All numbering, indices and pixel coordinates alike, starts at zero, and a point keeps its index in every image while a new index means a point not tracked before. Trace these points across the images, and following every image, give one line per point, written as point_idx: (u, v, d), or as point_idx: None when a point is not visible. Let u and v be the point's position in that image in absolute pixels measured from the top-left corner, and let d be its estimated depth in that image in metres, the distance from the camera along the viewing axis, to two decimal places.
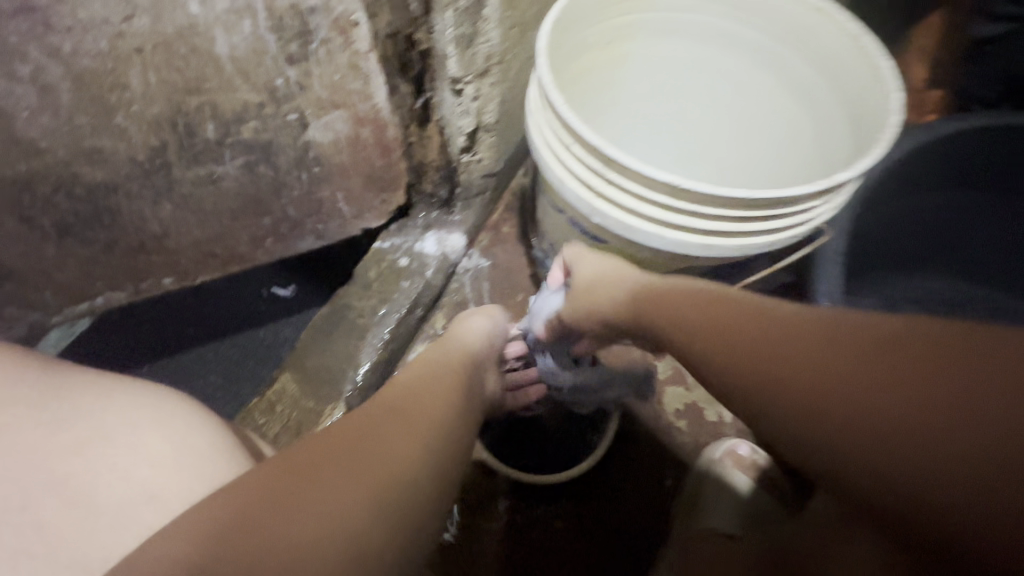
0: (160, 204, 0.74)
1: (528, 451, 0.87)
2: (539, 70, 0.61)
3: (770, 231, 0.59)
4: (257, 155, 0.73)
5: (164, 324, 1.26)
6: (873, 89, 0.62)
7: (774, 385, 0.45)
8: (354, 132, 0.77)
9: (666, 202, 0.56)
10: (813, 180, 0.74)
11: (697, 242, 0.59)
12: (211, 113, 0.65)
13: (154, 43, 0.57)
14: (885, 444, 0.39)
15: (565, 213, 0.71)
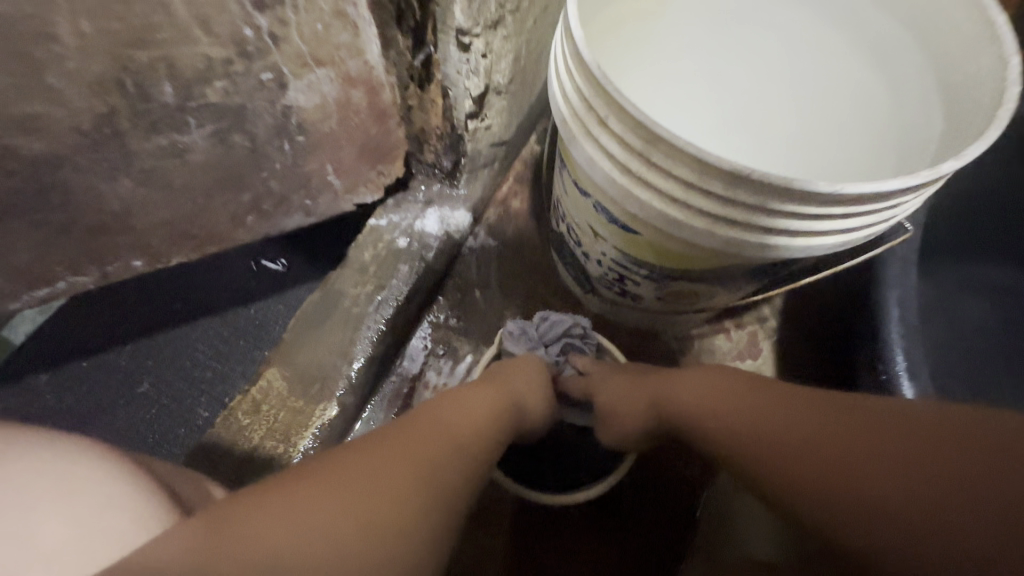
0: (117, 179, 0.63)
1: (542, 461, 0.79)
2: (568, 16, 0.49)
3: (845, 230, 0.48)
4: (229, 122, 0.62)
5: (145, 305, 1.15)
6: (978, 45, 0.50)
7: (743, 448, 0.52)
8: (344, 95, 0.66)
9: (722, 196, 0.45)
10: (881, 160, 0.62)
11: (754, 242, 0.48)
12: (167, 72, 0.54)
13: None
14: (807, 486, 0.47)
15: (590, 195, 0.59)
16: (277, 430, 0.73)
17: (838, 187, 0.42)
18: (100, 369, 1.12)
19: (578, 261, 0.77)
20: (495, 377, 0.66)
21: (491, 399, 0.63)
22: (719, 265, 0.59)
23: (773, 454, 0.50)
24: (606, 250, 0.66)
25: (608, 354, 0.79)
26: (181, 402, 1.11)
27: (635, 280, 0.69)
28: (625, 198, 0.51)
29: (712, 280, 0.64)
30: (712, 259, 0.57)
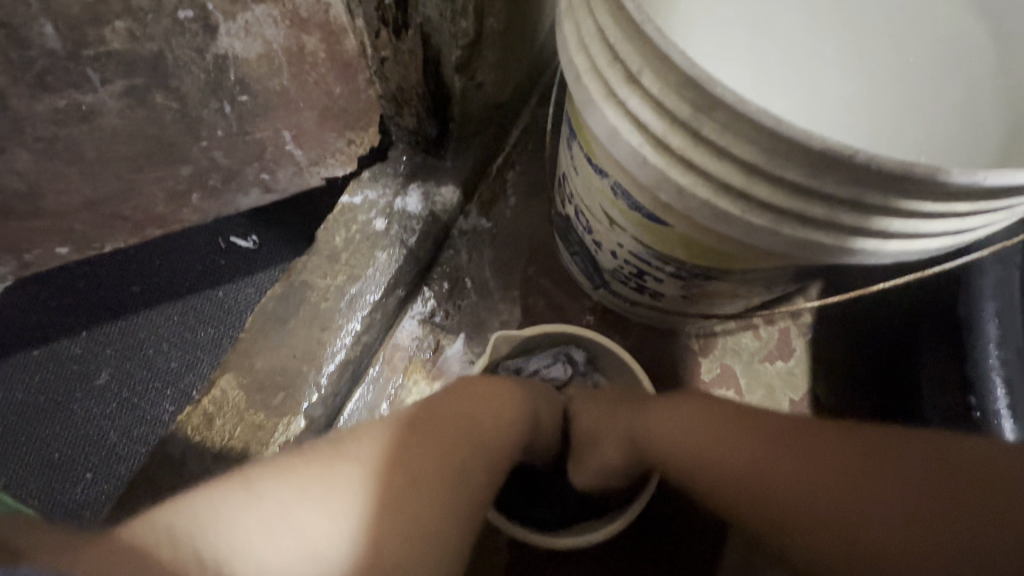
0: (9, 151, 0.50)
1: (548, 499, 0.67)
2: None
3: (959, 231, 0.35)
4: (145, 78, 0.48)
5: (101, 285, 1.04)
6: None
7: (729, 483, 0.44)
8: (294, 43, 0.52)
9: (799, 185, 0.32)
10: (987, 129, 0.51)
11: (833, 245, 0.36)
12: (44, 8, 0.40)
13: None
14: (805, 534, 0.39)
15: (609, 174, 0.46)
16: (235, 449, 0.63)
17: (977, 178, 0.29)
18: (54, 359, 1.01)
19: (588, 251, 0.64)
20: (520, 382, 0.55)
21: (516, 385, 0.52)
22: (770, 266, 0.47)
23: (764, 496, 0.41)
24: (623, 241, 0.54)
25: (617, 359, 0.67)
26: (143, 399, 1.00)
27: (654, 276, 0.57)
28: (661, 185, 0.38)
29: (755, 279, 0.52)
30: (762, 260, 0.45)
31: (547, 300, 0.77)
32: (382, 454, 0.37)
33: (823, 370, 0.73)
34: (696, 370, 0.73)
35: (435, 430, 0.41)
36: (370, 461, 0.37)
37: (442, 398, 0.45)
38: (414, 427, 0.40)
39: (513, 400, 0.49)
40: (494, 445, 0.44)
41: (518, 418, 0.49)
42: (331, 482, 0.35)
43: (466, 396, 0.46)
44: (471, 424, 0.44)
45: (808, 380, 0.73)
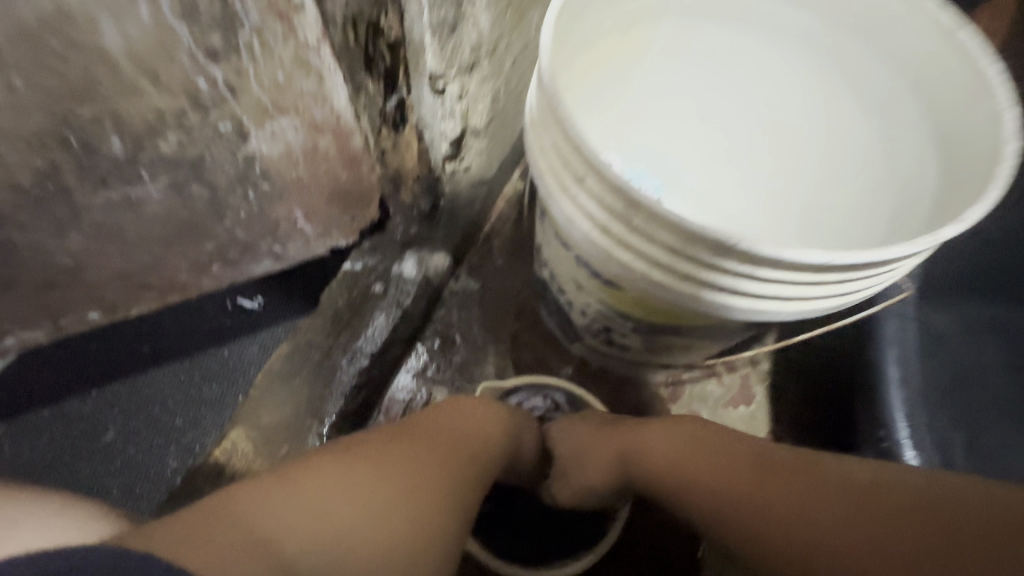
0: (64, 234, 0.58)
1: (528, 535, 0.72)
2: (541, 63, 0.45)
3: (842, 294, 0.44)
4: (185, 174, 0.58)
5: (113, 347, 1.10)
6: (971, 103, 0.48)
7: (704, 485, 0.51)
8: (310, 143, 0.62)
9: (708, 262, 0.41)
10: (879, 212, 0.59)
11: (746, 306, 0.45)
12: (113, 126, 0.50)
13: (11, 38, 0.40)
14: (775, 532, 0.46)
15: (572, 247, 0.55)
16: None
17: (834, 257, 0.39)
18: (63, 417, 1.06)
19: (563, 309, 0.73)
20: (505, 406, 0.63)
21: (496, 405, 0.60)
22: (711, 323, 0.55)
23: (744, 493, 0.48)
24: (590, 301, 0.63)
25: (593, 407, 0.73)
26: (147, 455, 1.05)
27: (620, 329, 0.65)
28: (608, 260, 0.47)
29: (705, 331, 0.60)
30: (703, 316, 0.53)
31: (529, 353, 0.85)
32: (375, 459, 0.43)
33: (781, 412, 0.81)
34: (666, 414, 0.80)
35: (417, 443, 0.47)
36: (364, 463, 0.43)
37: (421, 417, 0.52)
38: (396, 439, 0.47)
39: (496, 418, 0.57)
40: (472, 452, 0.51)
41: (493, 431, 0.55)
42: (365, 491, 0.41)
43: (454, 412, 0.54)
44: (450, 436, 0.50)
45: (766, 422, 0.80)
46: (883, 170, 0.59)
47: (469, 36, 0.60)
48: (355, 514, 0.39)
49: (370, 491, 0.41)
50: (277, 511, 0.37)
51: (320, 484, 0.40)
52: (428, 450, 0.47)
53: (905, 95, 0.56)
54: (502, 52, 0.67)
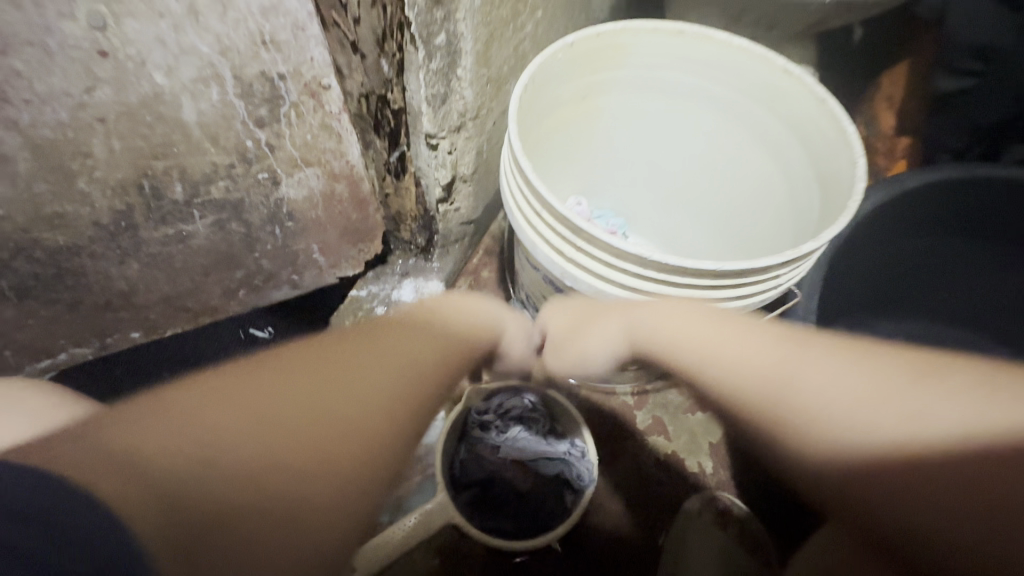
0: (126, 262, 0.72)
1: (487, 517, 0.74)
2: (509, 133, 0.60)
3: (743, 297, 0.58)
4: (228, 214, 0.72)
5: (132, 370, 1.21)
6: (838, 154, 0.64)
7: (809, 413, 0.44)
8: (328, 188, 0.76)
9: (636, 269, 0.55)
10: (783, 238, 0.74)
11: (670, 306, 0.58)
12: (178, 176, 0.64)
13: (118, 113, 0.55)
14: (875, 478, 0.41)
15: (540, 269, 0.68)
16: None
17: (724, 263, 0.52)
18: None
19: (539, 325, 0.84)
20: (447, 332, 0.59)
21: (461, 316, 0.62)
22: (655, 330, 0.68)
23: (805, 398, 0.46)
24: None
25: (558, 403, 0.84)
26: None
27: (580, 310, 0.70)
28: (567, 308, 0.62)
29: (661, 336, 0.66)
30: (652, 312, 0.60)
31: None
32: (301, 365, 0.49)
33: None
34: (633, 419, 0.87)
35: (348, 358, 0.51)
36: (291, 375, 0.48)
37: (338, 341, 0.52)
38: (317, 357, 0.50)
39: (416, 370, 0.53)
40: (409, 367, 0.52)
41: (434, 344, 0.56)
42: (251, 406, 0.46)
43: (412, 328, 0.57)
44: (386, 359, 0.53)
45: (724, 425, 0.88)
46: (783, 202, 0.74)
47: (458, 106, 0.74)
48: (281, 417, 0.45)
49: (298, 398, 0.47)
50: (202, 415, 0.44)
51: (241, 388, 0.46)
52: (359, 363, 0.50)
53: (795, 147, 0.71)
54: (485, 117, 0.83)
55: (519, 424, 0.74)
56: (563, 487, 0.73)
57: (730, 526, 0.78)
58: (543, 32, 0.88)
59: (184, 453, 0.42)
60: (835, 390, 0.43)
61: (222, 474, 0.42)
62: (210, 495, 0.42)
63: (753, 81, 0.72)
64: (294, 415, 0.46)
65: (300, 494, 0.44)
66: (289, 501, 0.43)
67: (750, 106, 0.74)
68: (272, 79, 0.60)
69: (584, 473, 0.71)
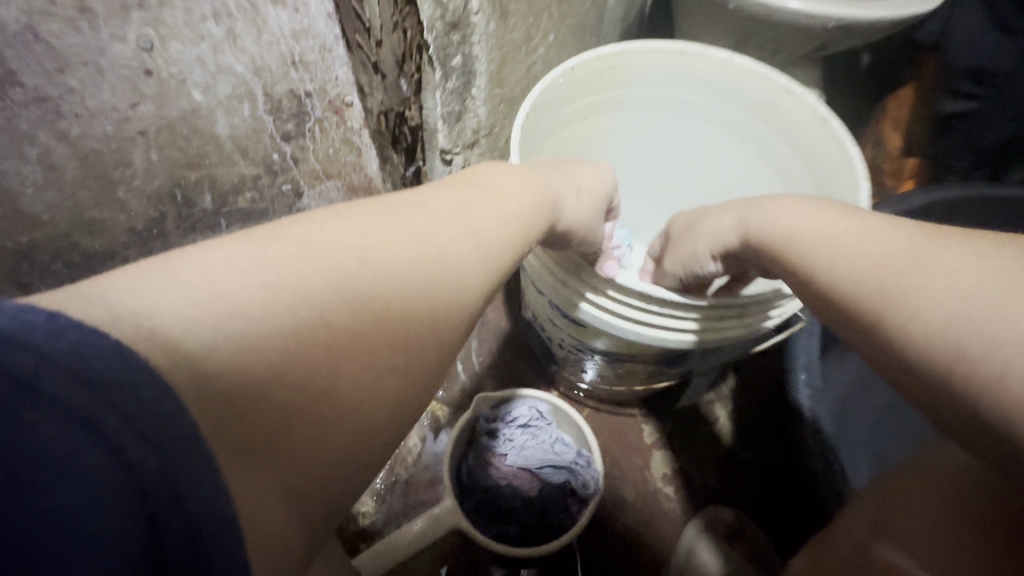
0: None
1: (498, 518, 0.72)
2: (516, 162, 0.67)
3: (743, 326, 0.61)
4: (252, 223, 0.76)
5: None
6: (839, 173, 0.66)
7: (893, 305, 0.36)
8: (346, 199, 0.81)
9: (643, 307, 0.58)
10: None
11: (674, 336, 0.61)
12: (209, 186, 0.68)
13: (158, 126, 0.60)
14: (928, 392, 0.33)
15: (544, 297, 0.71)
16: None
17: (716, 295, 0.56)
18: None
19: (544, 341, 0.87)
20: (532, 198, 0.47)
21: (528, 185, 0.48)
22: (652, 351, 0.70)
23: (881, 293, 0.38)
24: (565, 337, 0.77)
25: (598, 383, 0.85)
26: None
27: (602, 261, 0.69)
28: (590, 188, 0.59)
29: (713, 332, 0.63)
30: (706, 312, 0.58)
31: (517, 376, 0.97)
32: (400, 202, 0.38)
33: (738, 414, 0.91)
34: (639, 432, 0.89)
35: (450, 215, 0.40)
36: (416, 210, 0.38)
37: (443, 185, 0.43)
38: (436, 198, 0.41)
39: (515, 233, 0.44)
40: (517, 228, 0.44)
41: (537, 220, 0.47)
42: (320, 262, 0.32)
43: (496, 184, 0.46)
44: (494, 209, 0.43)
45: (731, 434, 0.89)
46: None
47: (472, 121, 0.79)
48: (389, 251, 0.34)
49: (395, 281, 0.34)
50: (285, 261, 0.31)
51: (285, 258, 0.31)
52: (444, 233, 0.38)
53: (801, 164, 0.74)
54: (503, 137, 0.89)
55: (526, 432, 0.76)
56: (570, 497, 0.73)
57: (735, 539, 0.78)
58: (553, 55, 0.92)
59: (283, 345, 0.29)
60: (948, 287, 0.34)
61: (286, 379, 0.28)
62: (296, 361, 0.29)
63: (759, 99, 0.74)
64: (410, 280, 0.35)
65: (399, 369, 0.33)
66: (379, 374, 0.32)
67: (750, 118, 0.78)
68: (300, 96, 0.66)
69: (589, 481, 0.72)
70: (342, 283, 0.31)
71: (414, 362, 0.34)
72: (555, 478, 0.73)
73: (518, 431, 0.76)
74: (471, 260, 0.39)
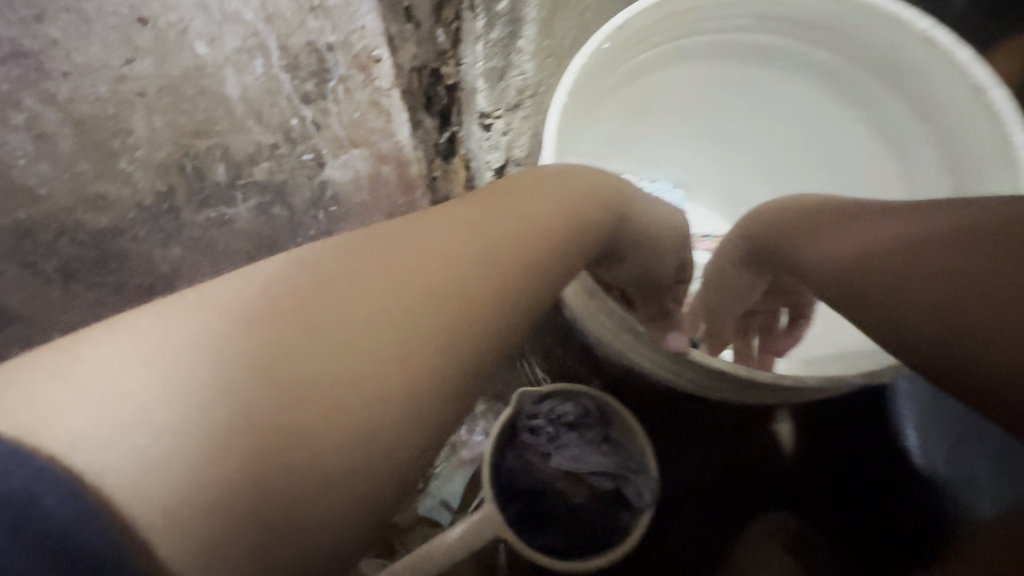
0: (169, 245, 0.66)
1: (542, 523, 0.66)
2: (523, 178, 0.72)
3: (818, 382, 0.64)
4: (271, 196, 0.67)
5: None
6: (967, 82, 0.69)
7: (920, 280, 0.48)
8: (374, 170, 0.70)
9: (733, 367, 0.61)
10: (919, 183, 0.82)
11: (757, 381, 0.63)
12: (221, 156, 0.60)
13: (159, 86, 0.52)
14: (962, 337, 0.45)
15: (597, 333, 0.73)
16: None
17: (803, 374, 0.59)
18: None
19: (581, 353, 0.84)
20: (530, 213, 0.52)
21: (528, 200, 0.53)
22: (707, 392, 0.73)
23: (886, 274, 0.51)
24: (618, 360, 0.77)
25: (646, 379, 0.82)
26: None
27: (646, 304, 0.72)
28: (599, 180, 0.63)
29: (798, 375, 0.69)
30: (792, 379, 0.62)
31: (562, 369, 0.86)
32: (378, 249, 0.42)
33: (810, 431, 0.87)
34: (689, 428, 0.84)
35: (429, 257, 0.43)
36: (411, 238, 0.44)
37: (446, 210, 0.49)
38: (431, 226, 0.46)
39: (518, 243, 0.48)
40: (517, 237, 0.49)
41: (528, 241, 0.49)
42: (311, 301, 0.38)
43: (499, 206, 0.51)
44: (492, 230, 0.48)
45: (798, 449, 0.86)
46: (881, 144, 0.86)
47: (515, 81, 0.74)
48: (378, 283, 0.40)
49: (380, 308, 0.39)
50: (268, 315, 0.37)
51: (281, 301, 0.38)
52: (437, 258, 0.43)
53: (924, 74, 0.74)
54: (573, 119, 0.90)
55: (574, 432, 0.69)
56: (620, 504, 0.66)
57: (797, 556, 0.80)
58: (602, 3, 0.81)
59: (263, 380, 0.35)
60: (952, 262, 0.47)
61: (267, 411, 0.34)
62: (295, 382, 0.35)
63: (846, 32, 0.78)
64: (394, 305, 0.40)
65: (389, 383, 0.37)
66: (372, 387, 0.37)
67: (834, 59, 0.83)
68: (320, 50, 0.56)
69: (645, 492, 0.65)
70: (320, 323, 0.38)
71: (381, 405, 0.37)
72: (605, 484, 0.66)
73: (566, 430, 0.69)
74: (447, 297, 0.42)
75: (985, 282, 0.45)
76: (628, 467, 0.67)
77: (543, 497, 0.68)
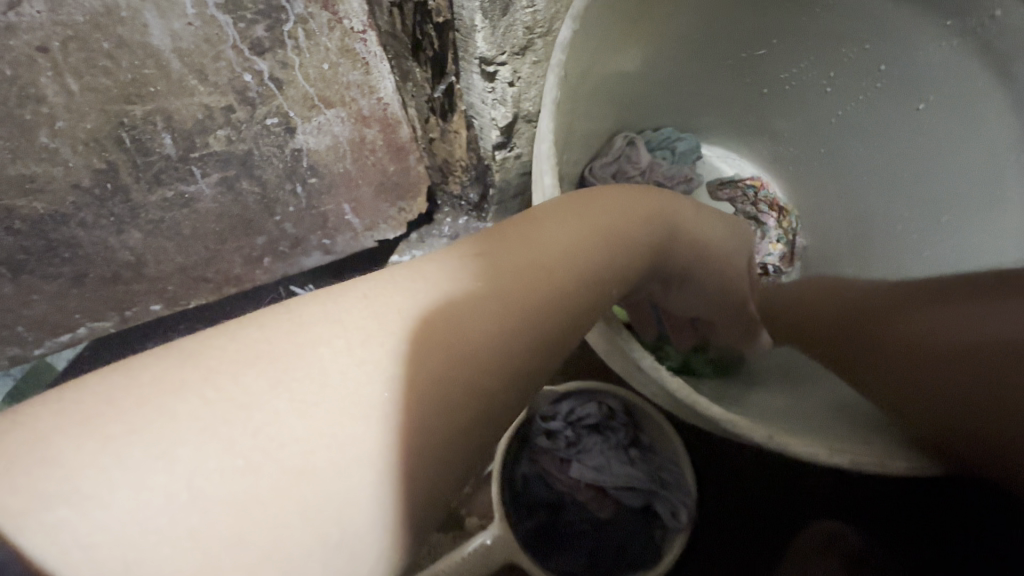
0: (125, 232, 0.56)
1: (560, 540, 0.58)
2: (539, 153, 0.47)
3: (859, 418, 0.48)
4: (237, 171, 0.55)
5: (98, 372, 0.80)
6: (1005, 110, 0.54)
7: (907, 377, 0.45)
8: (357, 135, 0.59)
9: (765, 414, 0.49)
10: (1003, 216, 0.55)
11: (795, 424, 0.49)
12: (165, 125, 0.50)
13: (62, 38, 0.42)
14: (959, 384, 0.42)
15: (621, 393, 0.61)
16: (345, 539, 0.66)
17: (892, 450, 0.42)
18: None
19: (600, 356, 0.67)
20: (574, 243, 0.36)
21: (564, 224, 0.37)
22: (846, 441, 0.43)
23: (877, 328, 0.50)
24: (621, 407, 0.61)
25: (671, 449, 0.59)
26: None
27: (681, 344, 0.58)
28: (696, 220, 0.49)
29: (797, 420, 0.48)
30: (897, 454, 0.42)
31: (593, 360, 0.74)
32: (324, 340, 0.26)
33: None
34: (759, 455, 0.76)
35: (418, 347, 0.28)
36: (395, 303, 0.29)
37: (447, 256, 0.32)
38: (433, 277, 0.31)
39: (561, 297, 0.33)
40: (558, 285, 0.34)
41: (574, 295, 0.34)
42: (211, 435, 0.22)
43: (528, 234, 0.35)
44: (529, 275, 0.33)
45: None
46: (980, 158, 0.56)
47: (524, 13, 0.51)
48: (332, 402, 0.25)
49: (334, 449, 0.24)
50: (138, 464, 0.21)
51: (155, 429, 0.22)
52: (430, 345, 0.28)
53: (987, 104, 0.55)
54: (595, 75, 0.58)
55: (596, 435, 0.60)
56: (650, 521, 0.58)
57: None
58: None
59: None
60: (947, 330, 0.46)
61: None
62: None
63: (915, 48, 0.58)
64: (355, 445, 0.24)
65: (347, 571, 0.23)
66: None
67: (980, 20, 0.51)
68: None
69: (681, 510, 0.56)
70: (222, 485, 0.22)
71: None
72: (634, 500, 0.57)
73: (589, 435, 0.60)
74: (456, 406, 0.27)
75: (950, 353, 0.44)
76: (661, 479, 0.58)
77: (562, 511, 0.59)
